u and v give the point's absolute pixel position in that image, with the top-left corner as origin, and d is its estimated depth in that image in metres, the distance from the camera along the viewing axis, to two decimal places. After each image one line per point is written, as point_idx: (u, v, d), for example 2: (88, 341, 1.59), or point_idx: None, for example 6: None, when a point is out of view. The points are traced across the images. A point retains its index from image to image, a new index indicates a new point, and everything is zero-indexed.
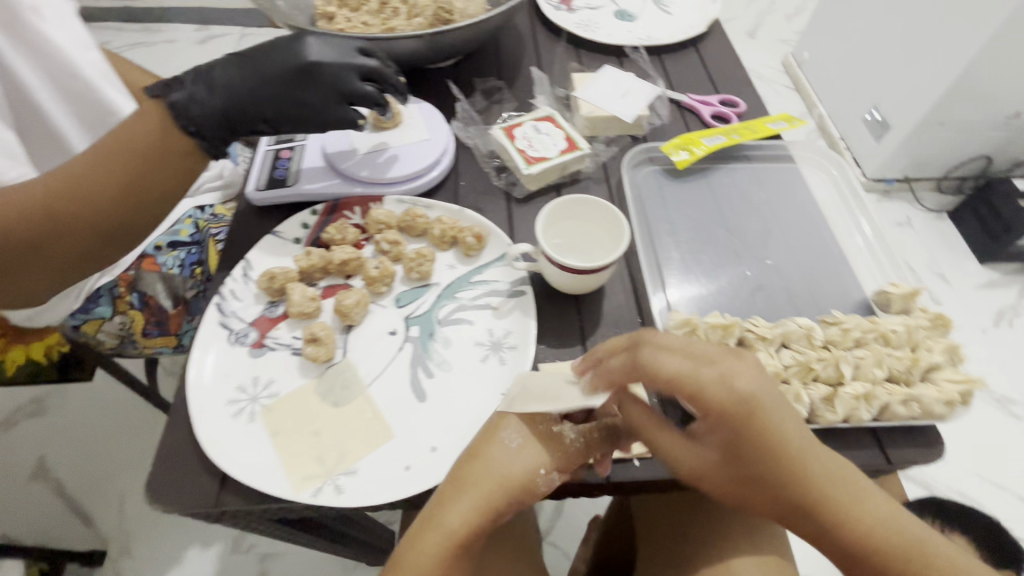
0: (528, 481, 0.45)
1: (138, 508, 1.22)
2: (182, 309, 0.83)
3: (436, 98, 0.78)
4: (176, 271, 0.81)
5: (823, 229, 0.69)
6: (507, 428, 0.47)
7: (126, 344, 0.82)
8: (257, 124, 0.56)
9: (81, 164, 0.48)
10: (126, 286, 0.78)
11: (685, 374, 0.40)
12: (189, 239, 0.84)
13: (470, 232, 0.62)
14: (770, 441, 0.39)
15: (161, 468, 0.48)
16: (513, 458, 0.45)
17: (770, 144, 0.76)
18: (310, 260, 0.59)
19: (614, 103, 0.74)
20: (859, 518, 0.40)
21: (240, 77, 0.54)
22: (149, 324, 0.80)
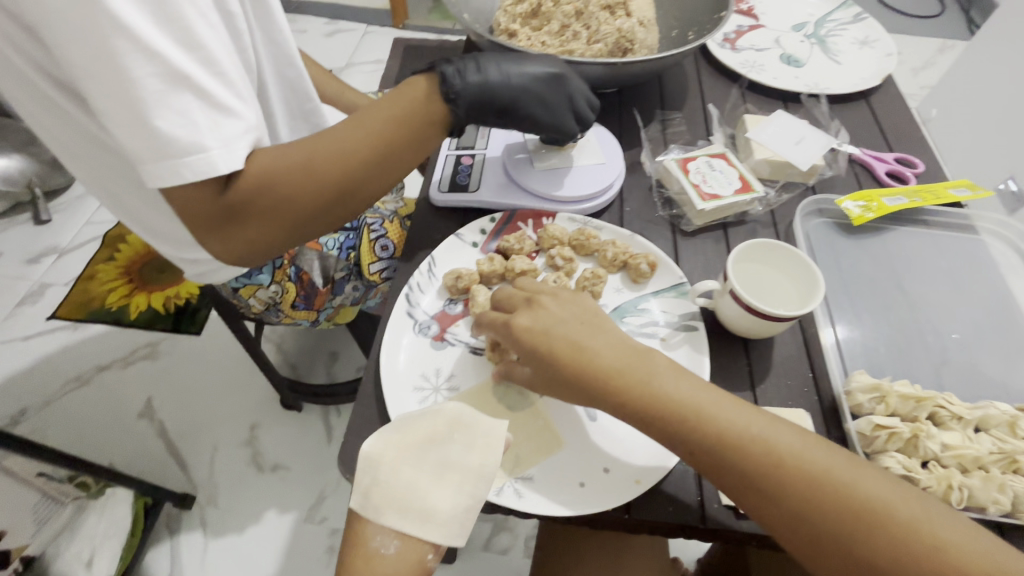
0: (418, 573, 0.44)
1: (228, 463, 1.30)
2: (329, 289, 0.90)
3: (604, 122, 0.80)
4: (332, 253, 0.88)
5: (1012, 310, 0.65)
6: (376, 535, 0.45)
7: (271, 311, 0.89)
8: (496, 109, 0.59)
9: (338, 132, 0.52)
10: (289, 259, 0.86)
11: (584, 346, 0.48)
12: (349, 225, 0.91)
13: (644, 260, 0.63)
14: (702, 421, 0.44)
15: (351, 441, 0.51)
16: (398, 560, 0.44)
17: (953, 211, 0.72)
18: (492, 265, 0.62)
19: (789, 149, 0.74)
20: (835, 487, 0.41)
21: (500, 66, 0.59)
22: (298, 296, 0.88)
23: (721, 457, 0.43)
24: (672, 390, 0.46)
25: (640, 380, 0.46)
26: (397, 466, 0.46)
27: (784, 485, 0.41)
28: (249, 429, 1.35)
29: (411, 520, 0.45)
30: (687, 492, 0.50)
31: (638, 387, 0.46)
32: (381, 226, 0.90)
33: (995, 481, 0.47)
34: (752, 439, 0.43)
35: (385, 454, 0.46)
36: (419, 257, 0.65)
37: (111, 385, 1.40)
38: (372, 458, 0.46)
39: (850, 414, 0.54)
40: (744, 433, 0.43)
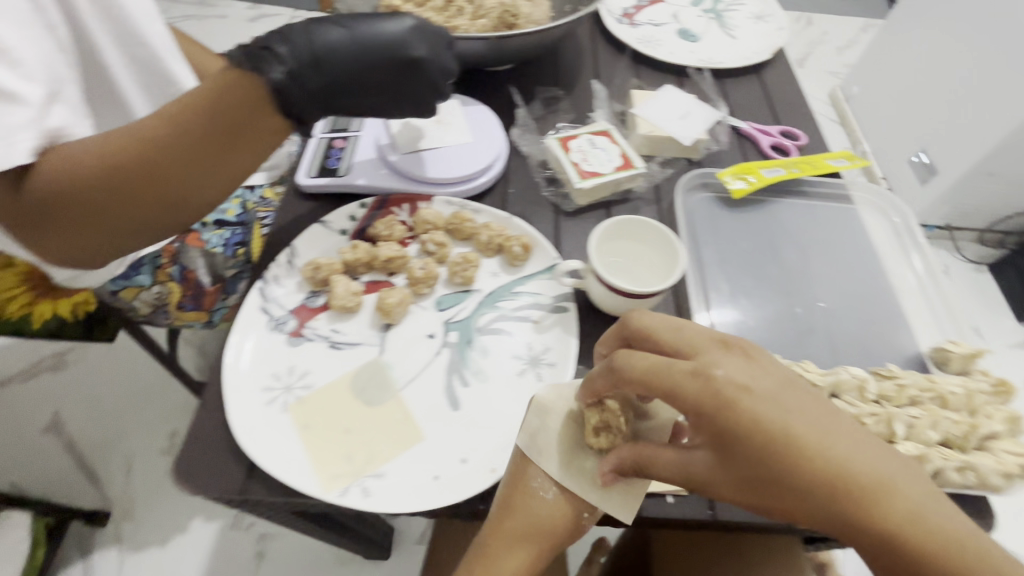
0: (574, 524, 0.45)
1: (146, 474, 1.18)
2: (219, 288, 0.80)
3: (491, 101, 0.77)
4: (218, 250, 0.80)
5: (879, 277, 0.67)
6: (537, 477, 0.46)
7: (158, 314, 0.80)
8: (345, 102, 0.56)
9: (140, 130, 0.48)
10: (169, 257, 0.78)
11: (661, 366, 0.39)
12: (234, 219, 0.83)
13: (518, 241, 0.61)
14: (766, 434, 0.36)
15: (190, 449, 0.48)
16: (551, 509, 0.45)
17: (829, 181, 0.74)
18: (356, 254, 0.58)
19: (672, 124, 0.73)
20: (838, 474, 0.36)
21: (342, 55, 0.53)
22: (185, 298, 0.79)
23: (775, 469, 0.36)
24: (730, 393, 0.37)
25: (715, 399, 0.37)
26: (563, 420, 0.48)
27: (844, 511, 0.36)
28: (167, 437, 1.22)
29: (570, 472, 0.46)
30: None
31: (699, 406, 0.37)
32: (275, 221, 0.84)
33: None
34: (824, 453, 0.36)
35: (555, 404, 0.49)
36: (279, 247, 0.61)
37: (8, 401, 1.26)
38: (542, 405, 0.49)
39: None
40: (823, 447, 0.36)
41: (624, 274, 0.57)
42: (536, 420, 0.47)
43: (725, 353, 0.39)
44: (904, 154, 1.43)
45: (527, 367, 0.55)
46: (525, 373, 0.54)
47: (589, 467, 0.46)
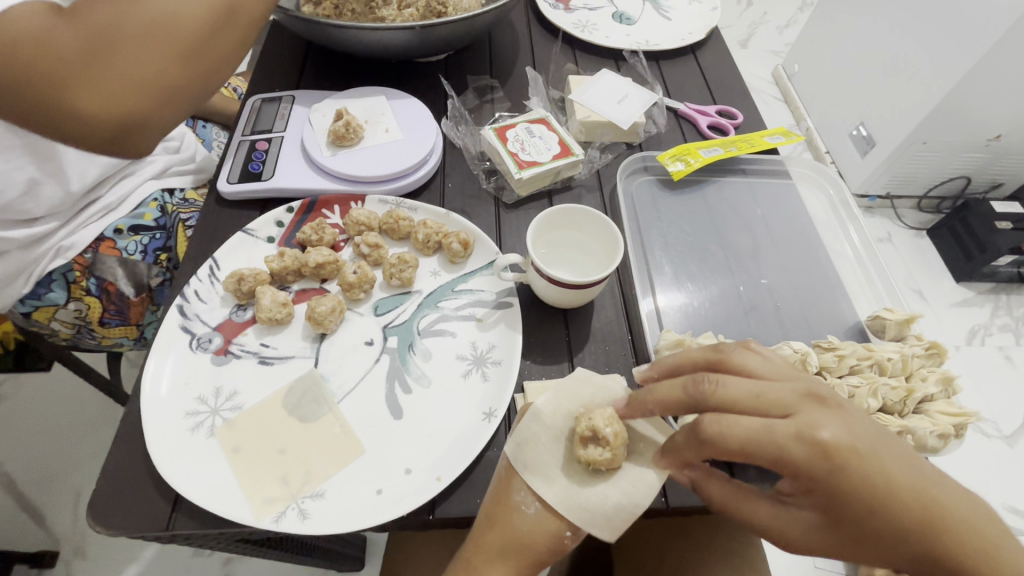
0: (556, 542, 0.44)
1: None
2: (145, 297, 0.77)
3: (423, 93, 0.75)
4: (139, 258, 0.74)
5: (818, 250, 0.68)
6: (520, 491, 0.44)
7: (81, 334, 0.76)
8: None
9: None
10: (82, 271, 0.70)
11: (760, 433, 0.36)
12: (154, 223, 0.75)
13: (456, 238, 0.58)
14: (875, 493, 0.35)
15: (107, 484, 0.44)
16: (533, 524, 0.43)
17: (766, 158, 0.74)
18: (283, 262, 0.55)
19: (609, 108, 0.72)
20: (918, 501, 0.36)
21: None
22: (107, 312, 0.74)
23: (874, 525, 0.36)
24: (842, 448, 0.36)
25: (826, 460, 0.35)
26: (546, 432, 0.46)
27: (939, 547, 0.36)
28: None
29: (554, 488, 0.44)
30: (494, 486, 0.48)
31: (811, 471, 0.36)
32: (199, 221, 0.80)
33: None
34: (912, 499, 0.36)
35: (551, 416, 0.46)
36: (201, 259, 0.57)
37: None
38: (538, 413, 0.46)
39: None
40: (920, 495, 0.36)
41: (566, 267, 0.57)
42: (527, 433, 0.45)
43: (808, 405, 0.38)
44: (847, 128, 1.47)
45: (472, 368, 0.53)
46: (470, 374, 0.52)
47: (586, 488, 0.44)
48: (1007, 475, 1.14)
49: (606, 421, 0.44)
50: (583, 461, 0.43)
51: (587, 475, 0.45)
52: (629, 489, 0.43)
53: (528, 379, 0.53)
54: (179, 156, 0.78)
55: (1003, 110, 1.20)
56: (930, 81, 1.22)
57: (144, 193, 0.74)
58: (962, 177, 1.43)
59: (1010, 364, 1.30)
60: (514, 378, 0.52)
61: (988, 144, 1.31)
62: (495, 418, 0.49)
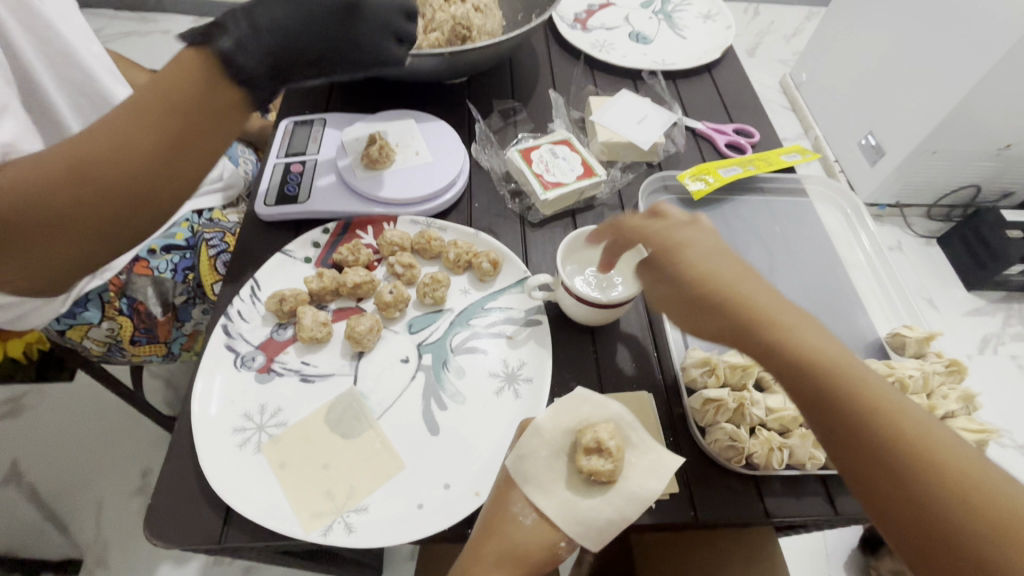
0: (550, 554, 0.44)
1: (121, 514, 1.09)
2: (171, 316, 0.78)
3: (449, 114, 0.77)
4: (168, 277, 0.75)
5: (837, 266, 0.70)
6: (517, 503, 0.45)
7: (114, 351, 0.78)
8: (303, 67, 0.49)
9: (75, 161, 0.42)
10: (116, 291, 0.72)
11: (701, 271, 0.44)
12: (183, 243, 0.77)
13: (485, 258, 0.61)
14: (792, 348, 0.39)
15: (162, 498, 0.46)
16: (530, 536, 0.44)
17: (784, 177, 0.76)
18: (322, 282, 0.57)
19: (630, 128, 0.74)
20: (827, 362, 0.38)
21: (285, 15, 0.47)
22: (137, 331, 0.76)
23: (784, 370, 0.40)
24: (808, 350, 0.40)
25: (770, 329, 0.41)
26: (545, 447, 0.46)
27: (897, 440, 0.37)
28: (142, 475, 1.13)
29: (552, 501, 0.44)
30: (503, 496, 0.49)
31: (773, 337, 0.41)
32: (222, 240, 0.79)
33: (810, 438, 0.51)
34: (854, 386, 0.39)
35: (550, 428, 0.47)
36: (242, 279, 0.60)
37: None
38: (536, 427, 0.47)
39: (687, 389, 0.56)
40: (831, 359, 0.39)
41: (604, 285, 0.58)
42: (527, 444, 0.46)
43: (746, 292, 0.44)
44: (855, 138, 1.49)
45: (505, 385, 0.55)
46: (502, 391, 0.54)
47: (585, 502, 0.44)
48: None
49: (608, 432, 0.45)
50: (584, 472, 0.44)
51: (588, 487, 0.45)
52: (620, 505, 0.44)
53: (558, 395, 0.55)
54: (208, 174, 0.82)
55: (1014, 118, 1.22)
56: (940, 93, 1.23)
57: (176, 215, 0.78)
58: (972, 187, 1.44)
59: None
60: (545, 395, 0.53)
61: (999, 153, 1.33)
62: None
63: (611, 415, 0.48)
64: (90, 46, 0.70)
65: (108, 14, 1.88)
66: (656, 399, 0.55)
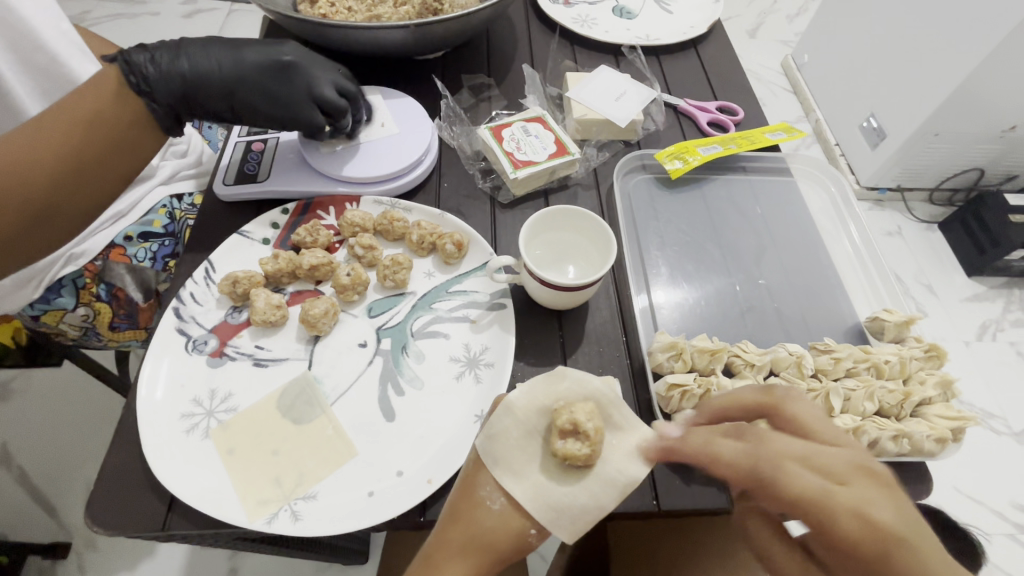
0: (517, 541, 0.42)
1: None
2: (154, 303, 0.76)
3: (419, 90, 0.74)
4: (147, 265, 0.74)
5: (819, 248, 0.67)
6: (487, 485, 0.43)
7: (90, 335, 0.76)
8: (215, 105, 0.58)
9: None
10: (92, 277, 0.70)
11: (818, 496, 0.31)
12: (162, 230, 0.75)
13: (450, 239, 0.58)
14: None
15: (106, 486, 0.45)
16: (496, 522, 0.41)
17: (767, 155, 0.73)
18: (277, 264, 0.55)
19: (607, 105, 0.71)
20: None
21: (214, 59, 0.58)
22: (117, 316, 0.74)
23: None
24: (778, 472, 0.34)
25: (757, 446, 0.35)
26: (520, 434, 0.44)
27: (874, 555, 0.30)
28: None
29: (522, 486, 0.42)
30: None
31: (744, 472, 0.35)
32: None
33: None
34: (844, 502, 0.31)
35: (526, 410, 0.45)
36: (198, 261, 0.58)
37: None
38: (512, 407, 0.44)
39: (654, 374, 0.54)
40: None
41: (581, 255, 0.57)
42: (500, 428, 0.44)
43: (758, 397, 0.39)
44: (856, 119, 1.44)
45: (465, 370, 0.53)
46: (463, 376, 0.52)
47: (558, 487, 0.42)
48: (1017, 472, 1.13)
49: (586, 414, 0.43)
50: (558, 456, 0.42)
51: (562, 473, 0.43)
52: (597, 492, 0.42)
53: (521, 381, 0.53)
54: (185, 160, 0.79)
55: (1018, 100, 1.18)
56: (941, 73, 1.19)
57: (153, 199, 0.75)
58: (975, 169, 1.40)
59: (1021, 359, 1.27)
60: (507, 380, 0.52)
61: (1003, 134, 1.28)
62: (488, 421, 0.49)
63: (592, 394, 0.45)
64: (58, 21, 0.62)
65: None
66: (622, 385, 0.53)
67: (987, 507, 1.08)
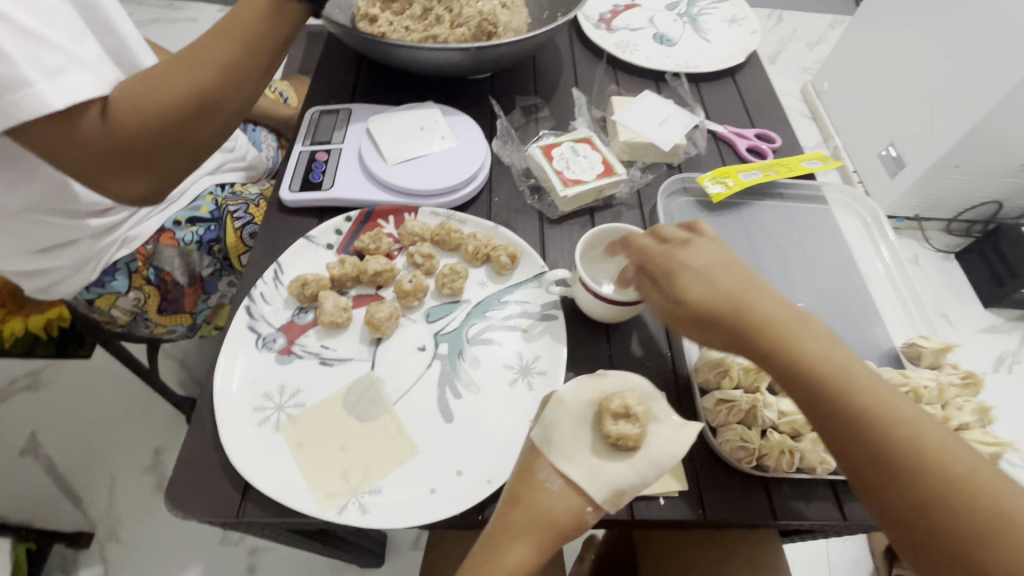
0: (575, 522, 0.42)
1: (132, 490, 1.11)
2: (197, 288, 0.80)
3: (471, 108, 0.78)
4: (194, 249, 0.77)
5: (855, 275, 0.69)
6: (544, 469, 0.44)
7: (136, 320, 0.80)
8: None
9: (172, 76, 0.49)
10: (144, 261, 0.74)
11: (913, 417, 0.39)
12: (208, 216, 0.77)
13: (504, 251, 0.61)
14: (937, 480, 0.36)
15: (183, 473, 0.47)
16: (556, 502, 0.42)
17: (803, 183, 0.76)
18: (343, 269, 0.59)
19: (652, 129, 0.74)
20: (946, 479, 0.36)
21: None
22: (163, 301, 0.78)
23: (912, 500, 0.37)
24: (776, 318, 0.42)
25: (778, 338, 0.42)
26: (575, 421, 0.45)
27: (904, 482, 0.37)
28: (154, 454, 1.15)
29: (579, 468, 0.43)
30: None
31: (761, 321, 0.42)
32: (246, 212, 0.79)
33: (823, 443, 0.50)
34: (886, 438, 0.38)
35: (574, 399, 0.47)
36: (265, 263, 0.61)
37: None
38: (562, 400, 0.47)
39: (698, 389, 0.56)
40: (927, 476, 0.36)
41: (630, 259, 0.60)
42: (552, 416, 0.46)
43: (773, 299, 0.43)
44: (875, 149, 1.47)
45: (518, 376, 0.55)
46: (516, 383, 0.55)
47: (609, 466, 0.43)
48: None
49: (637, 400, 0.45)
50: (612, 436, 0.43)
51: (612, 454, 0.44)
52: (645, 472, 0.43)
53: None
54: (233, 154, 0.81)
55: None
56: (964, 107, 1.22)
57: (201, 188, 0.77)
58: (993, 203, 1.42)
59: None
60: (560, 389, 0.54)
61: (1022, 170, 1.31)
62: None
63: (636, 386, 0.47)
64: None
65: (137, 1, 1.91)
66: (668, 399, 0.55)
67: None
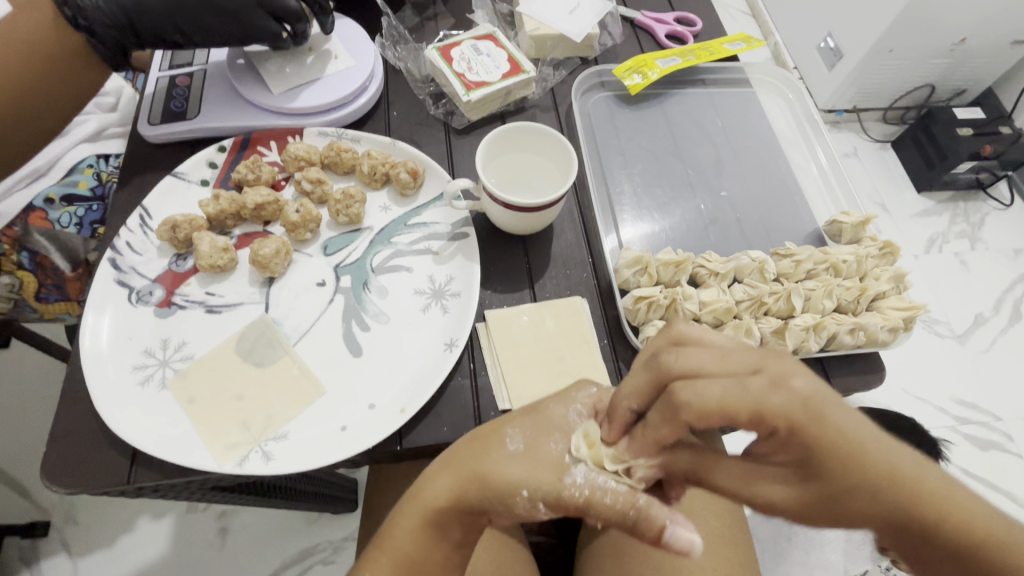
0: (506, 490, 0.38)
1: None
2: (85, 272, 0.68)
3: (356, 13, 0.68)
4: (73, 232, 0.65)
5: (780, 158, 0.67)
6: (515, 426, 0.40)
7: (16, 310, 0.67)
8: (162, 28, 0.54)
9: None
10: (12, 244, 0.62)
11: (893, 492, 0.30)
12: (88, 194, 0.66)
13: (403, 167, 0.55)
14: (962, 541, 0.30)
15: (61, 446, 0.43)
16: (507, 459, 0.38)
17: (725, 67, 0.71)
18: (219, 205, 0.52)
19: (561, 19, 0.67)
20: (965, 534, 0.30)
21: None
22: (44, 287, 0.66)
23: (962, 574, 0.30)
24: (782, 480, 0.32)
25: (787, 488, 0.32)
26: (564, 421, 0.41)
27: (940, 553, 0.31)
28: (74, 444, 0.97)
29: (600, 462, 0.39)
30: (463, 407, 0.48)
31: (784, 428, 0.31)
32: None
33: (743, 327, 0.50)
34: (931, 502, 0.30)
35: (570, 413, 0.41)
36: (131, 211, 0.54)
37: None
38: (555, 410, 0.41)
39: (621, 291, 0.54)
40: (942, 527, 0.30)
41: (534, 172, 0.55)
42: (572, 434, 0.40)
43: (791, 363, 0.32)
44: (814, 40, 1.41)
45: (431, 301, 0.52)
46: (429, 308, 0.51)
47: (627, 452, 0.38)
48: (961, 372, 1.18)
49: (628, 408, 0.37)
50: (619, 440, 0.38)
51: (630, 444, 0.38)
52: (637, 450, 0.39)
53: (489, 308, 0.53)
54: (114, 115, 0.69)
55: (969, 10, 1.15)
56: None
57: (75, 158, 0.65)
58: (926, 86, 1.39)
59: (964, 269, 1.32)
60: (474, 309, 0.50)
61: (953, 48, 1.26)
62: (457, 348, 0.48)
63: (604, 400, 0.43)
64: None
65: None
66: (590, 305, 0.53)
67: (932, 404, 1.14)
